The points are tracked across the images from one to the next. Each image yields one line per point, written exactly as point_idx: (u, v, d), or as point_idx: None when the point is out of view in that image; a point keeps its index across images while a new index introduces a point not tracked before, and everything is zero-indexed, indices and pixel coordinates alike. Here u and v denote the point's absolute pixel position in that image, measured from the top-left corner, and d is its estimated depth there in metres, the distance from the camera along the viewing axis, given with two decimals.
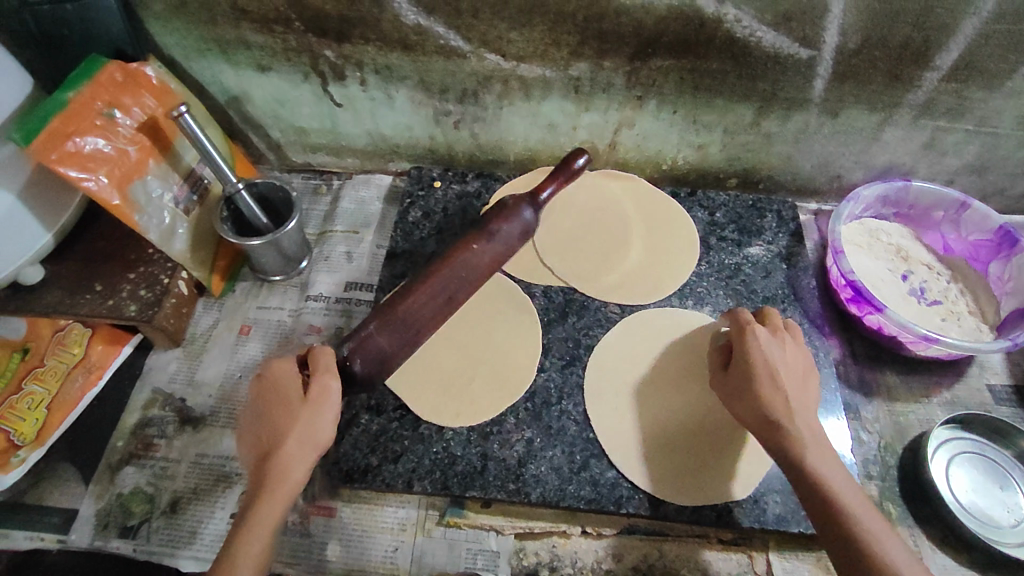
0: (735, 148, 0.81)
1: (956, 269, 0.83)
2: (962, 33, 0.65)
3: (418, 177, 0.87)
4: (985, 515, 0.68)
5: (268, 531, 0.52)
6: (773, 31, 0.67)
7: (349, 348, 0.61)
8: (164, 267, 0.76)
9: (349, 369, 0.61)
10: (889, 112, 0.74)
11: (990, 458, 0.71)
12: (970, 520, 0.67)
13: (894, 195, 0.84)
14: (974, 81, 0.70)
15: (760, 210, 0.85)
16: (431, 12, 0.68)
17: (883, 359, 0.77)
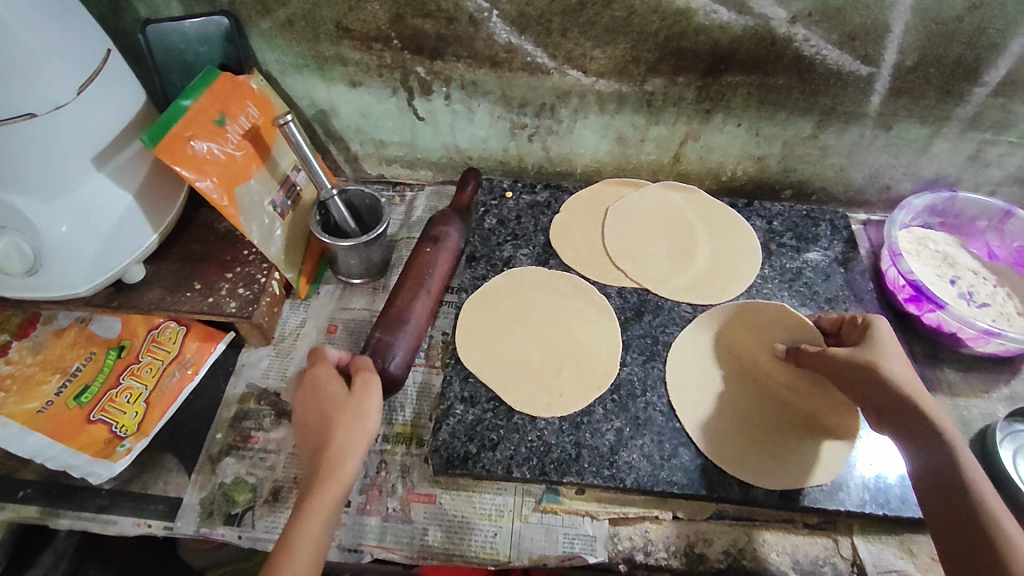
0: (792, 160, 0.87)
1: (1002, 274, 0.88)
2: (1010, 51, 0.71)
3: (491, 188, 0.93)
4: None
5: (323, 517, 0.55)
6: (837, 50, 0.73)
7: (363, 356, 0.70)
8: (260, 267, 0.79)
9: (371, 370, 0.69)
10: (939, 126, 0.80)
11: None
12: None
13: (940, 205, 0.89)
14: (1019, 96, 0.76)
15: (815, 219, 0.90)
16: (522, 31, 0.75)
17: (942, 357, 0.81)
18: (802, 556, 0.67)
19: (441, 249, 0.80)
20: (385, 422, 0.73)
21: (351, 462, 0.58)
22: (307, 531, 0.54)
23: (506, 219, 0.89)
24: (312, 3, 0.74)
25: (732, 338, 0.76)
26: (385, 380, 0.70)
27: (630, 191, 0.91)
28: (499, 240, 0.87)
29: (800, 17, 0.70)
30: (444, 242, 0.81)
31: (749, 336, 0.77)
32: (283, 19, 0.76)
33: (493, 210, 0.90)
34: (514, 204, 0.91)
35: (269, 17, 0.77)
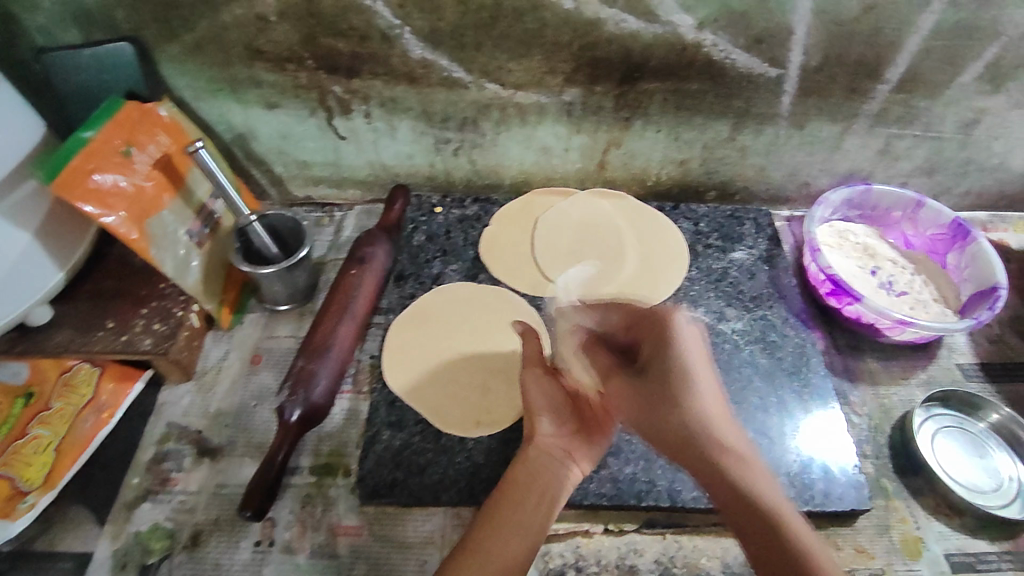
0: (713, 162, 0.89)
1: (918, 262, 0.91)
2: (907, 50, 0.74)
3: (419, 205, 0.92)
4: (971, 482, 0.72)
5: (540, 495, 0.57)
6: (745, 54, 0.75)
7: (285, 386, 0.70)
8: (177, 300, 0.76)
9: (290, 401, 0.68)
10: (849, 123, 0.83)
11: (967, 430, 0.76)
12: (960, 488, 0.72)
13: (858, 199, 0.92)
14: (919, 91, 0.79)
15: (739, 219, 0.93)
16: (436, 46, 0.74)
17: (863, 347, 0.84)
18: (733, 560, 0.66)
19: (367, 270, 0.80)
20: (309, 454, 0.72)
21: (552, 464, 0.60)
22: (518, 502, 0.56)
23: (436, 235, 0.89)
24: (221, 26, 0.72)
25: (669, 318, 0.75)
26: (309, 410, 0.69)
27: (559, 201, 0.91)
28: (428, 257, 0.86)
29: (707, 23, 0.71)
30: (370, 265, 0.80)
31: None
32: (191, 43, 0.74)
33: (422, 226, 0.89)
34: (444, 219, 0.90)
35: (176, 42, 0.74)
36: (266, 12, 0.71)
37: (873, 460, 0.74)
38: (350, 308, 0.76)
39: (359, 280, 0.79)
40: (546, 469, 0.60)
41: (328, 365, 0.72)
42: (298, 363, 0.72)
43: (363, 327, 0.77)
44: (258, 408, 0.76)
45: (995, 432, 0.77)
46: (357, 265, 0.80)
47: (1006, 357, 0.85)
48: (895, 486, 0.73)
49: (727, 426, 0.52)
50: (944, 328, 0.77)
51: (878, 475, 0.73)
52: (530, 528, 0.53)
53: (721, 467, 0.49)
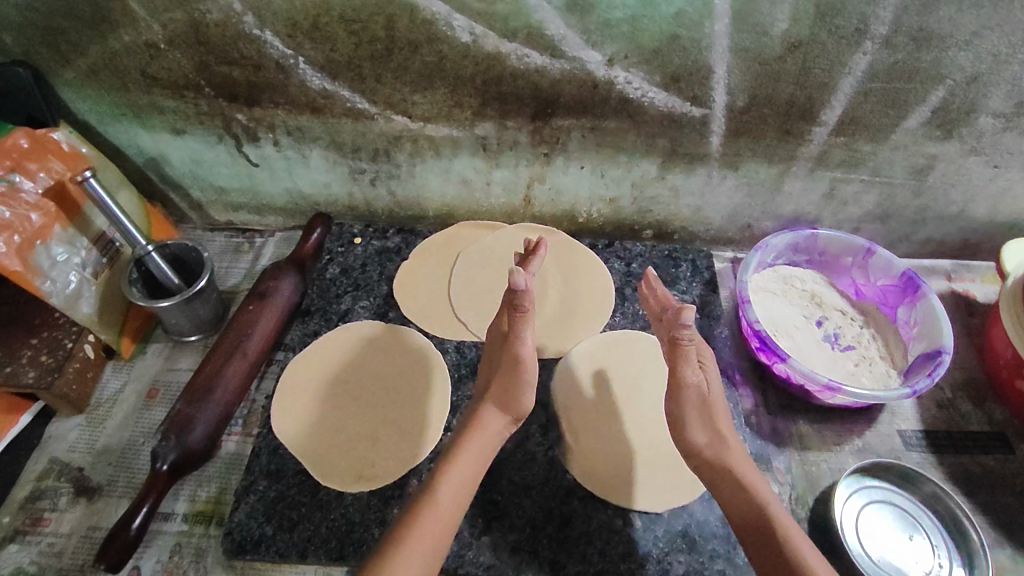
0: (645, 201, 0.83)
1: (867, 313, 0.85)
2: (841, 91, 0.68)
3: (339, 234, 0.88)
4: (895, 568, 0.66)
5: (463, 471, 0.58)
6: (663, 91, 0.69)
7: (163, 429, 0.66)
8: (69, 331, 0.75)
9: (164, 447, 0.65)
10: (787, 165, 0.77)
11: (895, 503, 0.70)
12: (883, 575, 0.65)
13: (804, 243, 0.86)
14: (860, 135, 0.73)
15: (676, 260, 0.87)
16: (335, 77, 0.70)
17: (796, 408, 0.78)
18: None
19: (267, 306, 0.76)
20: (186, 500, 0.69)
21: (498, 432, 0.62)
22: (444, 496, 0.56)
23: (351, 268, 0.85)
24: (111, 52, 0.69)
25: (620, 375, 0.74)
26: (183, 456, 0.65)
27: (484, 232, 0.87)
28: (339, 291, 0.83)
29: (617, 59, 0.66)
30: (271, 301, 0.77)
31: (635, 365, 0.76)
32: (85, 69, 0.71)
33: (338, 258, 0.86)
34: (362, 251, 0.87)
35: (70, 67, 0.71)
36: (154, 39, 0.68)
37: None
38: (244, 347, 0.72)
39: (258, 317, 0.75)
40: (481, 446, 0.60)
41: (210, 408, 0.68)
42: (178, 405, 0.68)
43: (257, 366, 0.74)
44: (145, 446, 0.73)
45: (926, 505, 0.70)
46: (257, 299, 0.77)
47: (956, 425, 0.77)
48: None
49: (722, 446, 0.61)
50: (873, 397, 0.70)
51: None
52: (446, 518, 0.55)
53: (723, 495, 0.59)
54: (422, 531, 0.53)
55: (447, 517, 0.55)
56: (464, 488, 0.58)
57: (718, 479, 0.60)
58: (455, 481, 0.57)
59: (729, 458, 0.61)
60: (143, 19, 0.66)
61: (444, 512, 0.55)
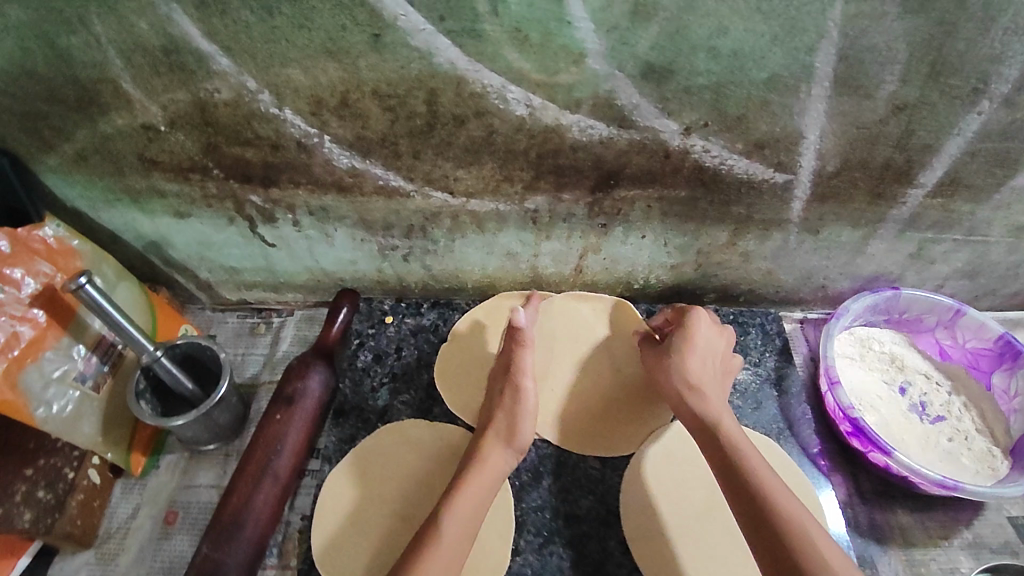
0: (710, 267, 0.75)
1: (957, 379, 0.77)
2: (946, 153, 0.60)
3: (368, 312, 0.79)
4: None
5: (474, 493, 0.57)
6: (744, 158, 0.60)
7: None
8: (70, 457, 0.66)
9: None
10: (873, 228, 0.69)
11: None
12: None
13: (884, 304, 0.78)
14: (960, 196, 0.65)
15: (743, 326, 0.79)
16: (366, 154, 0.61)
17: (893, 495, 0.70)
18: None
19: (294, 414, 0.67)
20: None
21: (505, 464, 0.60)
22: (450, 533, 0.54)
23: (385, 354, 0.76)
24: (102, 136, 0.59)
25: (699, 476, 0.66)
26: None
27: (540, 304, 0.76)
28: (375, 383, 0.74)
29: (695, 128, 0.57)
30: (299, 405, 0.68)
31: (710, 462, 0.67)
32: (71, 154, 0.61)
33: (369, 342, 0.77)
34: (395, 332, 0.78)
35: (55, 153, 0.61)
36: (153, 121, 0.58)
37: None
38: (276, 469, 0.64)
39: (288, 429, 0.66)
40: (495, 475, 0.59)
41: (242, 547, 0.60)
42: (204, 546, 0.60)
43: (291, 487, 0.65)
44: None
45: None
46: (285, 405, 0.68)
47: None
48: None
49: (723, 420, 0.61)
50: (994, 494, 0.63)
51: None
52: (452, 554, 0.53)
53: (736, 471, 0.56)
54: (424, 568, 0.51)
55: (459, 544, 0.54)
56: (474, 513, 0.56)
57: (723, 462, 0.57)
58: (467, 502, 0.56)
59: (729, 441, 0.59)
60: (139, 101, 0.56)
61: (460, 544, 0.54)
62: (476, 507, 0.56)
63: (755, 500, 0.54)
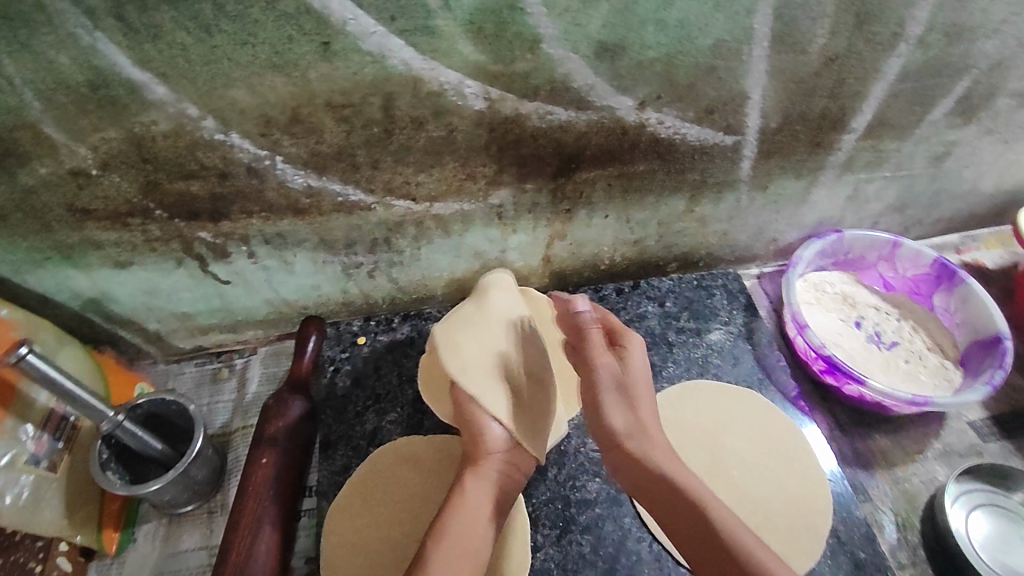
0: (671, 237, 0.77)
1: (903, 307, 0.83)
2: (873, 96, 0.65)
3: (337, 336, 0.76)
4: None
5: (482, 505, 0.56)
6: (696, 125, 0.63)
7: None
8: (33, 550, 0.59)
9: None
10: (814, 176, 0.73)
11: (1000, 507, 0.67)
12: None
13: (830, 247, 0.83)
14: (886, 134, 0.70)
15: (708, 289, 0.81)
16: (322, 171, 0.58)
17: (868, 422, 0.74)
18: None
19: (282, 453, 0.62)
20: None
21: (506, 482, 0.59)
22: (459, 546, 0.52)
23: (364, 376, 0.73)
24: (23, 190, 0.54)
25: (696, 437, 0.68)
26: None
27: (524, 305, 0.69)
28: (359, 407, 0.70)
29: (649, 101, 0.59)
30: (284, 444, 0.62)
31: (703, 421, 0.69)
32: None
33: (345, 366, 0.73)
34: (370, 351, 0.75)
35: None
36: (83, 166, 0.53)
37: (911, 570, 0.63)
38: (273, 516, 0.58)
39: (279, 471, 0.61)
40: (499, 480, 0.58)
41: None
42: None
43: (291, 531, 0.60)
44: None
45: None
46: (270, 447, 0.62)
47: (1015, 403, 0.77)
48: None
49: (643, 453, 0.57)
50: (959, 403, 0.67)
51: None
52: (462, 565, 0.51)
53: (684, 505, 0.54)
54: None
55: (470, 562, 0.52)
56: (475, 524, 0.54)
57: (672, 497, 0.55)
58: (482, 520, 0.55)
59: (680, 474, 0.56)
60: (64, 146, 0.51)
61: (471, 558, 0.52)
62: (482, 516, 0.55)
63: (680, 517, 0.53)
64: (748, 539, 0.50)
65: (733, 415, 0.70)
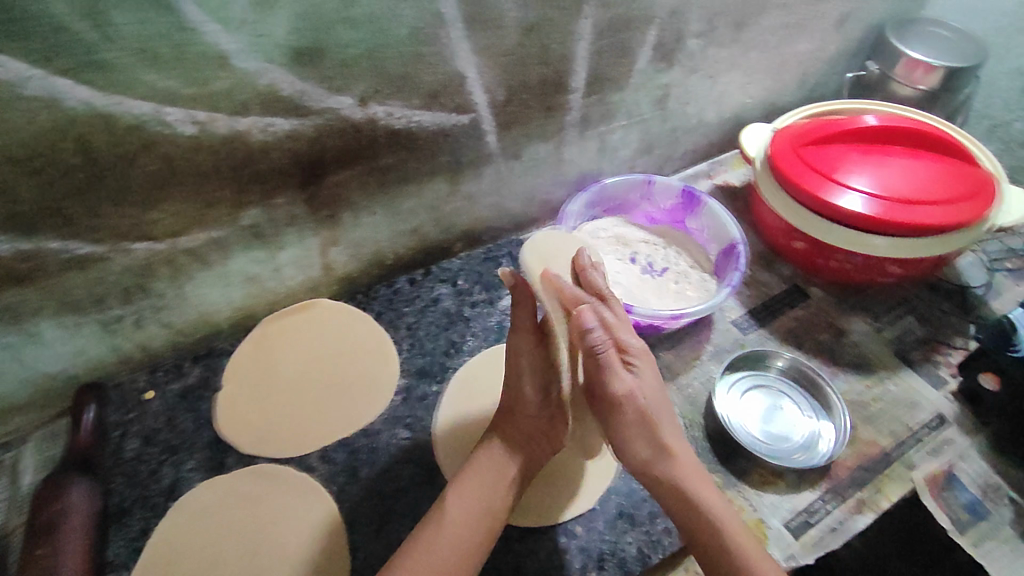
0: (446, 219, 0.80)
1: (666, 235, 0.93)
2: (581, 57, 0.72)
3: (118, 399, 0.70)
4: (780, 438, 0.74)
5: (479, 480, 0.59)
6: (427, 111, 0.65)
7: None
8: None
9: None
10: (558, 136, 0.80)
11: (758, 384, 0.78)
12: (775, 448, 0.73)
13: (597, 195, 0.91)
14: (607, 88, 0.78)
15: (494, 259, 0.88)
16: (31, 231, 0.53)
17: (654, 344, 0.82)
18: None
19: (59, 537, 0.56)
20: None
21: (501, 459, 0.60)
22: (454, 514, 0.56)
23: (155, 432, 0.68)
24: None
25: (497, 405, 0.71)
26: None
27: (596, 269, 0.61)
28: (152, 465, 0.66)
29: (370, 96, 0.60)
30: (62, 527, 0.57)
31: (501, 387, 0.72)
32: None
33: (132, 428, 0.68)
34: (158, 405, 0.70)
35: None
36: None
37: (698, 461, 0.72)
38: None
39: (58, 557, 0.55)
40: (492, 462, 0.60)
41: None
42: None
43: None
44: None
45: (779, 373, 0.80)
46: (44, 535, 0.56)
47: (764, 296, 0.90)
48: (726, 477, 0.70)
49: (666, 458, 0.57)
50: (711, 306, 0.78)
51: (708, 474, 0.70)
52: (458, 542, 0.54)
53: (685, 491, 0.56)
54: (421, 547, 0.53)
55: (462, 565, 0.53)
56: (481, 507, 0.57)
57: (668, 496, 0.56)
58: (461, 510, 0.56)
59: (681, 474, 0.56)
60: None
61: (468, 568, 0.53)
62: (490, 487, 0.58)
63: (668, 493, 0.56)
64: (753, 551, 0.53)
65: None
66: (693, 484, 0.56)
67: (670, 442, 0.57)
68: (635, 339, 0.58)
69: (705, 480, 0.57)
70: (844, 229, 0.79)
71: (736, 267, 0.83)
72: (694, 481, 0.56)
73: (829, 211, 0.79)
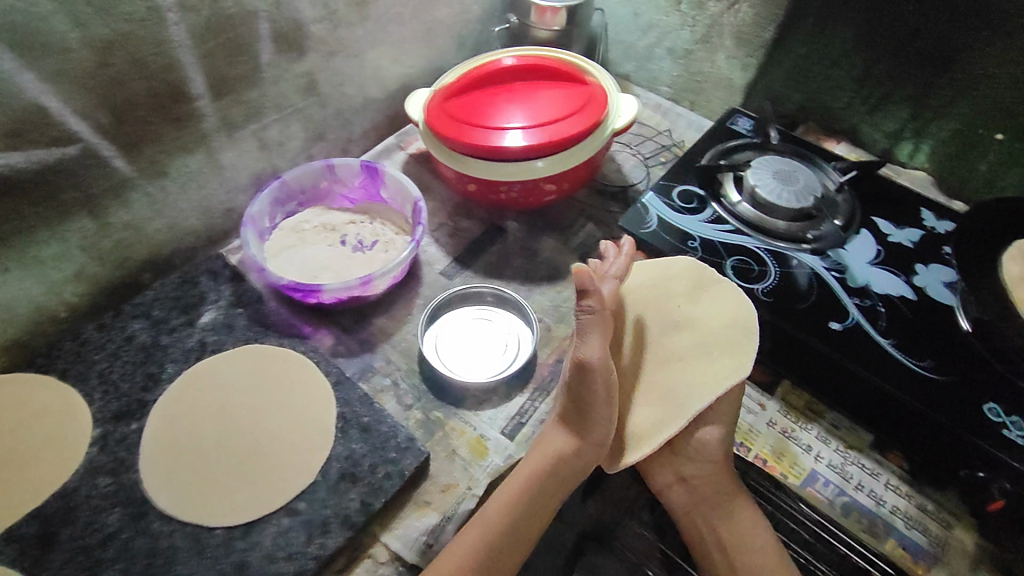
0: (114, 254, 0.79)
1: (368, 211, 0.98)
2: (189, 63, 0.74)
3: None
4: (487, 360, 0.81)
5: (526, 473, 0.68)
6: (20, 151, 0.64)
7: None
8: None
9: None
10: (205, 144, 0.81)
11: (463, 320, 0.86)
12: (485, 370, 0.80)
13: (283, 193, 0.94)
14: (237, 88, 0.81)
15: (191, 280, 0.85)
16: None
17: (367, 314, 0.87)
18: (412, 536, 0.67)
19: None
20: None
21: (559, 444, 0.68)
22: (491, 511, 0.66)
23: None
24: None
25: (204, 424, 0.71)
26: None
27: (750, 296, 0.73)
28: None
29: None
30: None
31: (207, 407, 0.73)
32: None
33: None
34: None
35: None
36: None
37: (417, 404, 0.78)
38: None
39: None
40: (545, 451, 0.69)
41: None
42: None
43: None
44: None
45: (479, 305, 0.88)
46: None
47: (467, 241, 0.98)
48: (445, 410, 0.77)
49: (732, 515, 0.72)
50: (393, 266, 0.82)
51: (427, 412, 0.77)
52: (491, 531, 0.65)
53: (761, 547, 0.70)
54: (455, 548, 0.64)
55: (485, 538, 0.64)
56: (515, 494, 0.67)
57: (723, 532, 0.71)
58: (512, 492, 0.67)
59: (768, 541, 0.70)
60: None
61: (510, 539, 0.65)
62: (536, 474, 0.68)
63: (717, 537, 0.72)
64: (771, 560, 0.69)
65: (236, 380, 0.75)
66: (750, 530, 0.71)
67: (741, 494, 0.74)
68: (631, 344, 0.73)
69: (772, 535, 0.71)
70: (499, 164, 0.90)
71: (420, 222, 0.90)
72: (756, 530, 0.71)
73: (488, 152, 0.89)
